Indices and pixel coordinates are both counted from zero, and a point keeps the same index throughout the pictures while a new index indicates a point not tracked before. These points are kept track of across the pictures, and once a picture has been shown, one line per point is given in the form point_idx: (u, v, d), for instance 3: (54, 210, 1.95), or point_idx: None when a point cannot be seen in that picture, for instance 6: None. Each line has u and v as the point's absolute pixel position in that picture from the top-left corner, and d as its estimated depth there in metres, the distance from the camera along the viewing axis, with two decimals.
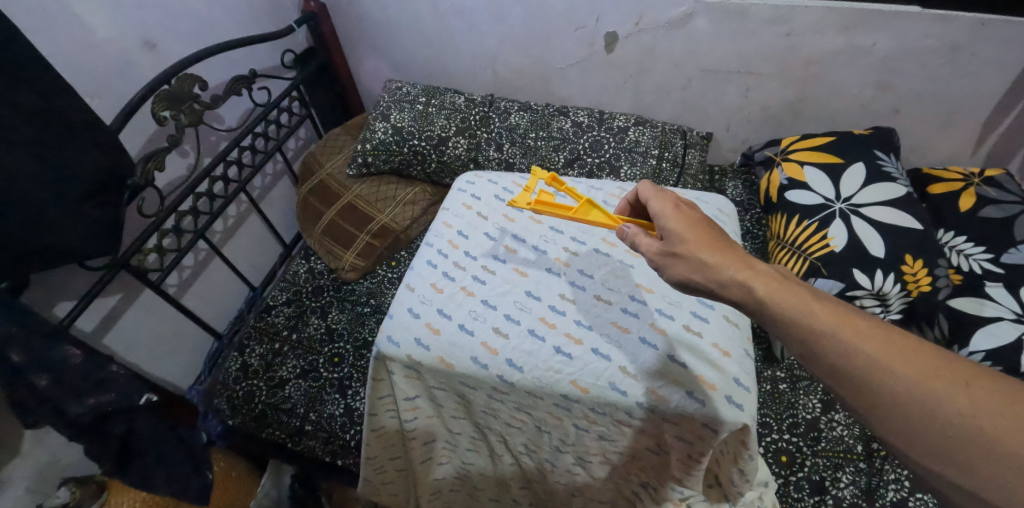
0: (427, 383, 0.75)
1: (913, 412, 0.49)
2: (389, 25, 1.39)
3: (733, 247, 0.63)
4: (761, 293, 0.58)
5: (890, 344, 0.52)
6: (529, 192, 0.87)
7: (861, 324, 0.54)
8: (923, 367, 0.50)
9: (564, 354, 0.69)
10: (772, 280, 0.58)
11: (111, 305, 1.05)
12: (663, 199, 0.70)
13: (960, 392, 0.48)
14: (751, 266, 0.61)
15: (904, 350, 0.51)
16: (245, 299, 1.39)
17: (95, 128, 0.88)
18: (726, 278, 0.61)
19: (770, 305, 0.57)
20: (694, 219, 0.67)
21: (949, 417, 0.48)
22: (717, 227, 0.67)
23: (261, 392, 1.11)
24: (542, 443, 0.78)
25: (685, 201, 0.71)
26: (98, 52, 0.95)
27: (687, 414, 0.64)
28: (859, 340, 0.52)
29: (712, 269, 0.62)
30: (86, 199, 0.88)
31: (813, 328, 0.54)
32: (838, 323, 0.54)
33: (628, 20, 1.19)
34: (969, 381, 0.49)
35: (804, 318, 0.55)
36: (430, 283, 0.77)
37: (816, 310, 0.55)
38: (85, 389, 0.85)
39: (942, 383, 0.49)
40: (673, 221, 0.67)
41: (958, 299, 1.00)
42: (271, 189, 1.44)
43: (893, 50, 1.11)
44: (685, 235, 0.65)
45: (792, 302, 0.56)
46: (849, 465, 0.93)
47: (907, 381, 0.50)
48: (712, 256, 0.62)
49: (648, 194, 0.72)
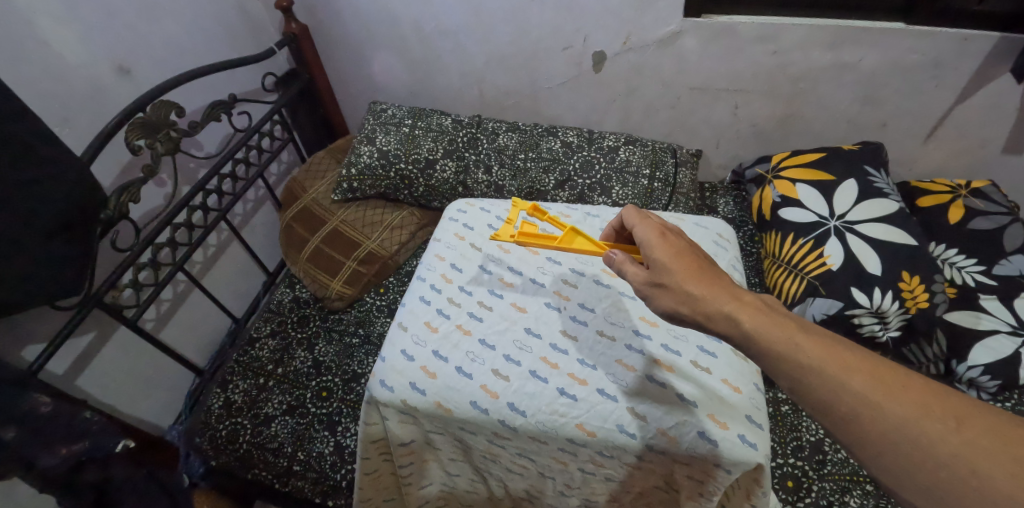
0: (424, 427, 0.71)
1: (903, 453, 0.46)
2: (373, 46, 1.36)
3: (721, 279, 0.60)
4: (749, 327, 0.55)
5: (880, 380, 0.49)
6: (512, 224, 0.84)
7: (848, 357, 0.51)
8: (912, 403, 0.47)
9: (568, 397, 0.66)
10: (760, 314, 0.55)
11: (85, 345, 0.99)
12: (648, 226, 0.67)
13: (953, 432, 0.45)
14: (738, 297, 0.57)
15: (894, 385, 0.48)
16: (227, 331, 1.34)
17: (64, 160, 0.83)
18: (713, 310, 0.57)
19: (758, 341, 0.54)
20: (679, 247, 0.64)
21: (940, 457, 0.45)
22: (704, 257, 0.63)
23: (245, 431, 1.06)
24: (546, 485, 0.75)
25: (671, 229, 0.68)
26: (68, 79, 0.90)
27: (699, 455, 0.61)
28: (848, 375, 0.49)
29: (698, 301, 0.58)
30: (56, 236, 0.83)
31: (802, 363, 0.51)
32: (825, 356, 0.51)
33: (616, 39, 1.18)
34: (961, 420, 0.46)
35: (792, 352, 0.52)
36: (424, 321, 0.74)
37: (804, 344, 0.52)
38: (57, 438, 0.79)
39: (932, 422, 0.46)
40: (659, 250, 0.63)
41: (955, 313, 1.02)
42: (252, 216, 1.40)
43: (879, 66, 1.12)
44: (671, 265, 0.61)
45: (781, 336, 0.53)
46: (856, 488, 0.91)
47: (897, 419, 0.47)
48: (699, 288, 0.59)
49: (632, 222, 0.69)
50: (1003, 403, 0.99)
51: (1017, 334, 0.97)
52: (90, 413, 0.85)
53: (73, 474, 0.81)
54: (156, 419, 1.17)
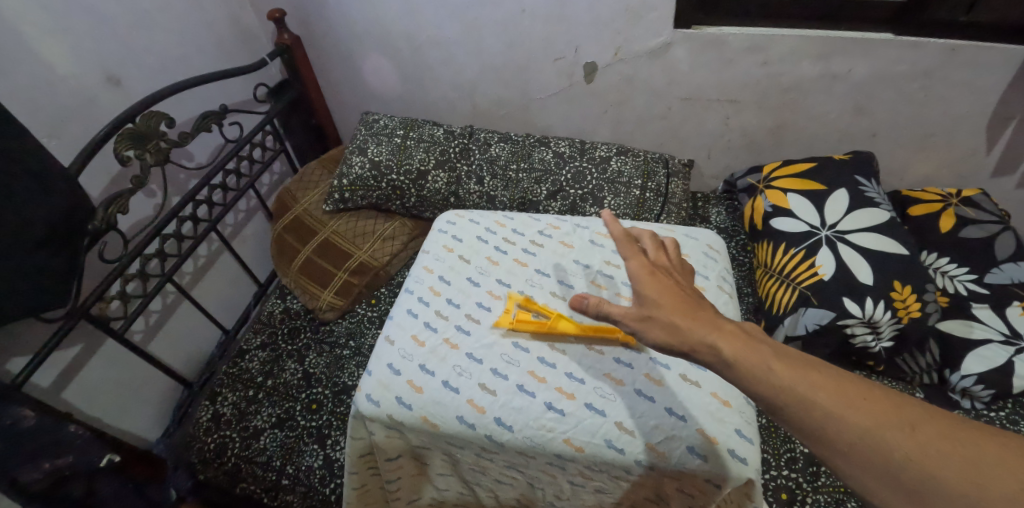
0: (411, 442, 0.70)
1: (868, 462, 0.45)
2: (365, 56, 1.36)
3: (709, 313, 0.59)
4: (729, 355, 0.54)
5: (843, 393, 0.48)
6: (510, 312, 0.75)
7: (813, 375, 0.50)
8: (871, 413, 0.47)
9: (556, 411, 0.65)
10: (741, 341, 0.54)
11: (72, 357, 0.98)
12: (640, 263, 0.64)
13: (910, 438, 0.45)
14: (719, 326, 0.57)
15: (856, 397, 0.48)
16: (217, 342, 1.33)
17: (50, 170, 0.82)
18: (697, 341, 0.56)
19: (736, 366, 0.53)
20: (670, 287, 0.62)
21: (900, 464, 0.44)
22: (693, 296, 0.62)
23: (234, 444, 1.05)
24: (536, 497, 0.74)
25: (661, 268, 0.66)
26: (58, 90, 0.90)
27: (689, 470, 0.61)
28: (812, 390, 0.49)
29: (682, 330, 0.57)
30: (43, 246, 0.82)
31: (771, 382, 0.51)
32: (791, 374, 0.50)
33: (606, 51, 1.18)
34: (915, 424, 0.46)
35: (763, 373, 0.51)
36: (411, 335, 0.73)
37: (776, 367, 0.51)
38: (39, 453, 0.77)
39: (890, 429, 0.46)
40: (651, 289, 0.61)
41: (947, 322, 1.00)
42: (243, 226, 1.39)
43: (868, 77, 1.13)
44: (663, 304, 0.60)
45: (754, 359, 0.53)
46: (850, 501, 0.90)
47: (859, 428, 0.46)
48: (686, 322, 0.58)
49: (623, 253, 0.66)
50: (997, 412, 0.98)
51: (1011, 342, 0.96)
52: (74, 427, 0.84)
53: (55, 489, 0.80)
54: (143, 432, 1.15)
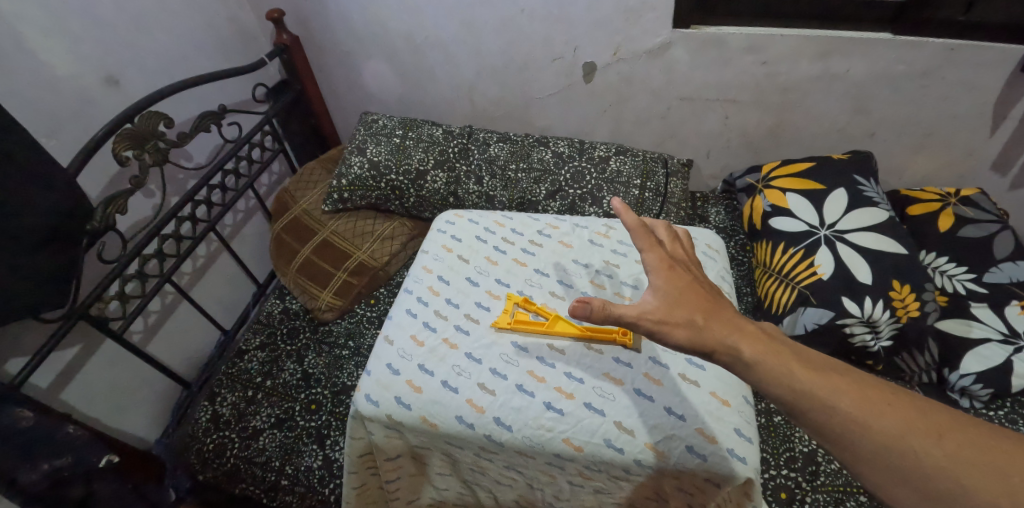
0: (410, 442, 0.70)
1: (894, 467, 0.46)
2: (364, 56, 1.35)
3: (727, 313, 0.59)
4: (750, 357, 0.54)
5: (867, 400, 0.49)
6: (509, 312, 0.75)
7: (837, 380, 0.51)
8: (897, 420, 0.47)
9: (555, 411, 0.65)
10: (762, 344, 0.55)
11: (70, 358, 0.98)
12: (657, 255, 0.64)
13: (937, 444, 0.45)
14: (740, 327, 0.57)
15: (880, 404, 0.49)
16: (216, 343, 1.32)
17: (48, 170, 0.82)
18: (717, 341, 0.56)
19: (759, 370, 0.54)
20: (687, 282, 0.62)
21: (926, 470, 0.45)
22: (710, 291, 0.62)
23: (233, 445, 1.04)
24: (535, 497, 0.74)
25: (679, 262, 0.66)
26: (56, 90, 0.90)
27: (687, 470, 0.61)
28: (837, 396, 0.50)
29: (703, 330, 0.57)
30: (41, 246, 0.82)
31: (795, 387, 0.51)
32: (816, 380, 0.51)
33: (605, 50, 1.18)
34: (942, 432, 0.46)
35: (787, 378, 0.52)
36: (410, 335, 0.73)
37: (800, 372, 0.52)
38: (38, 453, 0.77)
39: (917, 437, 0.46)
40: (668, 283, 0.61)
41: (946, 321, 1.01)
42: (242, 226, 1.39)
43: (866, 76, 1.13)
44: (680, 300, 0.60)
45: (777, 363, 0.53)
46: (849, 500, 0.90)
47: (885, 435, 0.47)
48: (706, 321, 0.58)
49: (640, 244, 0.65)
50: (996, 411, 0.98)
51: (1010, 341, 0.97)
52: (73, 427, 0.84)
53: (54, 490, 0.79)
54: (142, 433, 1.15)
